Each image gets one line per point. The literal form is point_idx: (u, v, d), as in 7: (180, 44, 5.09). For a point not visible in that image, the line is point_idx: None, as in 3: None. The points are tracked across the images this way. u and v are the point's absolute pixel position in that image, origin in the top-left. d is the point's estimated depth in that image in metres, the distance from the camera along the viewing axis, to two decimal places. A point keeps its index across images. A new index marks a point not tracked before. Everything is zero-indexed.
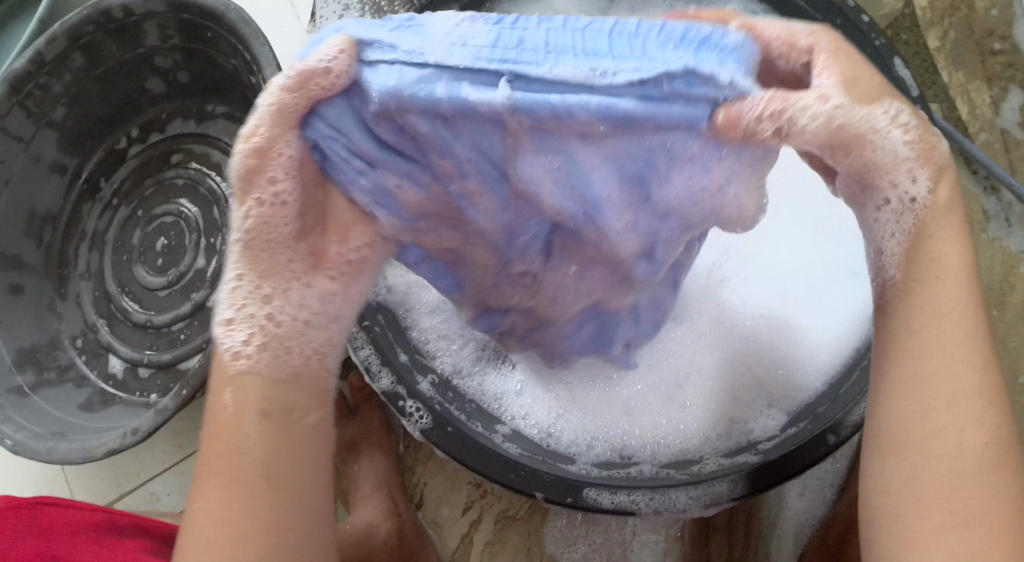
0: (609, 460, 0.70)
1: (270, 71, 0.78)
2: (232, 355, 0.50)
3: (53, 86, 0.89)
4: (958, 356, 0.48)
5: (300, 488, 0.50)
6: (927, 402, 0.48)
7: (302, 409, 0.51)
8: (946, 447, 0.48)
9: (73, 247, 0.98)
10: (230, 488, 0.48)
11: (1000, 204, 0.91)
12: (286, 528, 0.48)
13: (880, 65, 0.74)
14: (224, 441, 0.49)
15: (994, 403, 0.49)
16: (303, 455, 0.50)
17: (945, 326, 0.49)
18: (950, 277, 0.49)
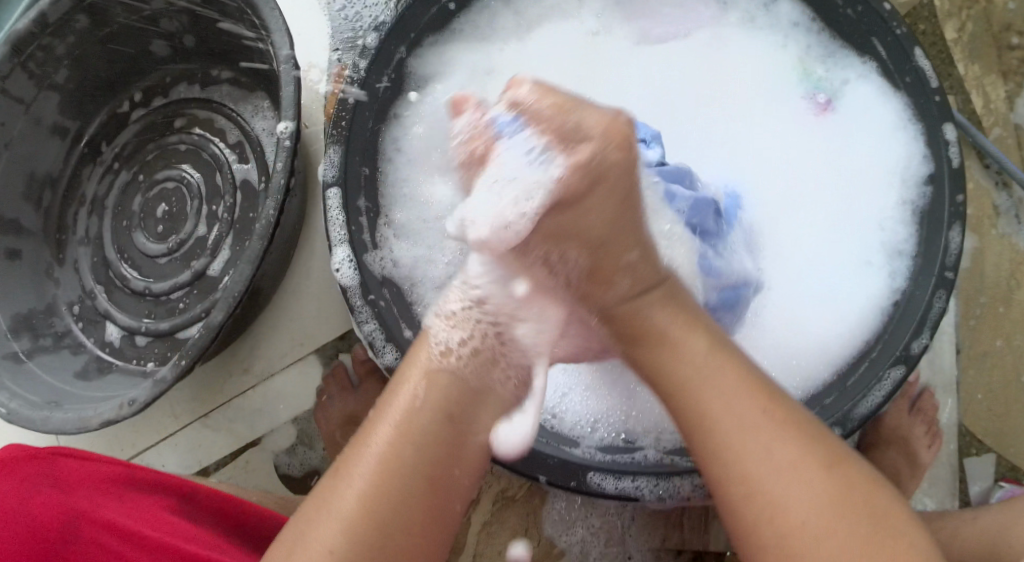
0: (614, 444, 0.70)
1: (279, 36, 0.76)
2: (443, 352, 0.58)
3: (56, 48, 0.87)
4: (739, 427, 0.52)
5: (451, 494, 0.56)
6: (738, 488, 0.52)
7: (481, 430, 0.58)
8: (769, 521, 0.50)
9: (73, 212, 0.97)
10: (393, 471, 0.54)
11: (1011, 199, 0.90)
12: (425, 529, 0.54)
13: (900, 55, 0.73)
14: (406, 426, 0.55)
15: (789, 428, 0.53)
16: (464, 467, 0.56)
17: (713, 411, 0.53)
18: (699, 372, 0.55)
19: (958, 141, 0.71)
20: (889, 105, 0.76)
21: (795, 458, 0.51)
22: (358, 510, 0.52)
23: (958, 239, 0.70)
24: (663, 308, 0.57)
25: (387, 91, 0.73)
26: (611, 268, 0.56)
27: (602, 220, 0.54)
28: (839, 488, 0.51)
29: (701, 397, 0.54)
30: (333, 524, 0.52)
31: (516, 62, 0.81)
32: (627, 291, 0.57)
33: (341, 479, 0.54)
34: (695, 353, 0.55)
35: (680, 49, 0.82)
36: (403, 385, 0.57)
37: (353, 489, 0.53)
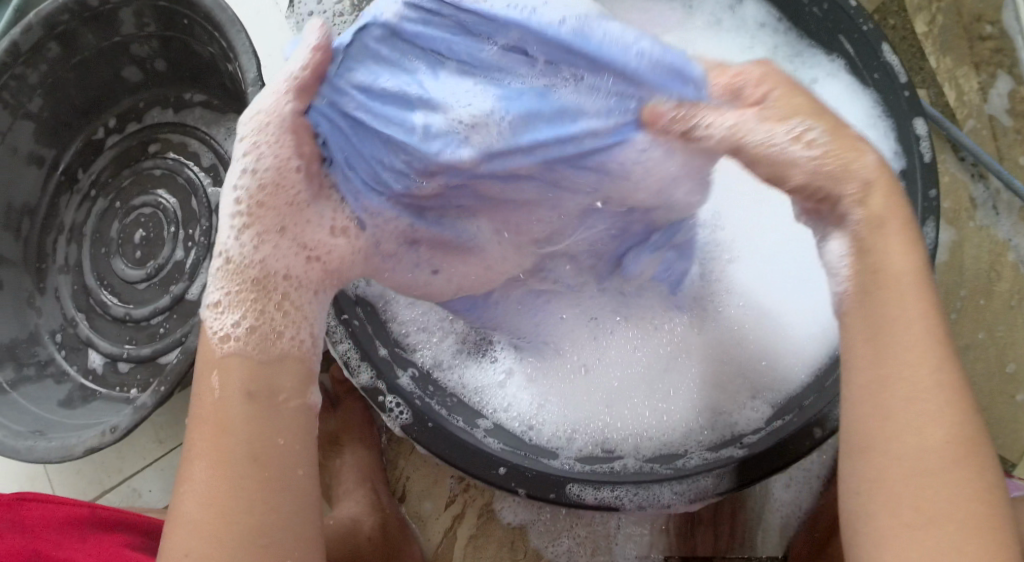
0: (591, 455, 0.69)
1: (245, 58, 0.77)
2: (221, 337, 0.54)
3: (29, 76, 0.87)
4: (917, 343, 0.49)
5: (288, 466, 0.52)
6: (890, 400, 0.49)
7: (287, 392, 0.54)
8: (906, 438, 0.48)
9: (52, 239, 0.97)
10: (222, 463, 0.51)
11: (988, 191, 0.90)
12: (273, 508, 0.51)
13: (867, 51, 0.73)
14: (212, 420, 0.52)
15: (956, 386, 0.49)
16: (287, 432, 0.53)
17: (901, 313, 0.50)
18: (905, 277, 0.50)
19: (929, 135, 0.71)
20: (859, 103, 0.76)
21: (951, 398, 0.49)
22: (205, 515, 0.50)
23: (933, 233, 0.70)
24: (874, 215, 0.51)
25: None
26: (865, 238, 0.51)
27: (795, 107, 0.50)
28: (979, 444, 0.49)
29: (889, 302, 0.50)
30: (185, 531, 0.50)
31: None
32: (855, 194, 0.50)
33: (181, 489, 0.52)
34: (898, 257, 0.51)
35: None
36: (203, 384, 0.54)
37: (194, 493, 0.51)
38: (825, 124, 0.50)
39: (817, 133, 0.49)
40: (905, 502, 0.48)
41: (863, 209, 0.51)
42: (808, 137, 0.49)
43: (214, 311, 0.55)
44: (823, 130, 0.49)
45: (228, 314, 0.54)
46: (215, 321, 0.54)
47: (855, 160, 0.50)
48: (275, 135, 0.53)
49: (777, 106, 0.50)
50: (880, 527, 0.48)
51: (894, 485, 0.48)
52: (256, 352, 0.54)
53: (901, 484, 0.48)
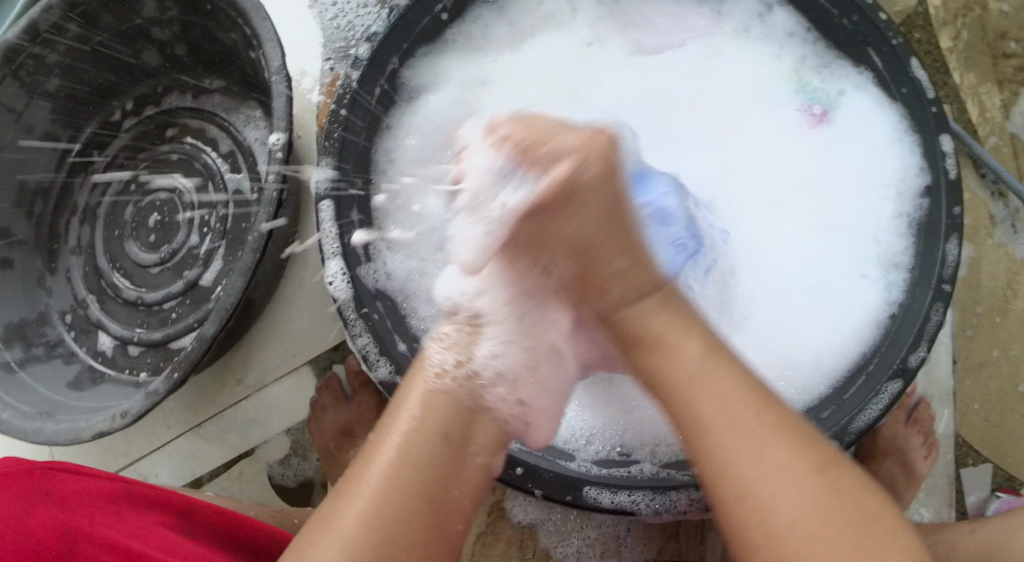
0: (608, 458, 0.69)
1: (270, 46, 0.76)
2: (438, 373, 0.59)
3: (48, 56, 0.86)
4: (728, 417, 0.54)
5: (452, 515, 0.56)
6: (738, 495, 0.53)
7: (478, 447, 0.59)
8: (778, 502, 0.52)
9: (64, 220, 0.96)
10: (396, 492, 0.55)
11: (1007, 209, 0.90)
12: (424, 548, 0.55)
13: (896, 66, 0.73)
14: (405, 449, 0.56)
15: (786, 431, 0.54)
16: (460, 485, 0.57)
17: (707, 394, 0.55)
18: (693, 377, 0.56)
19: (955, 152, 0.71)
20: (885, 118, 0.76)
21: (791, 462, 0.53)
22: (360, 537, 0.53)
23: (956, 250, 0.70)
24: (657, 313, 0.58)
25: (379, 101, 0.73)
26: (601, 273, 0.58)
27: (580, 221, 0.56)
28: (836, 474, 0.53)
29: (699, 401, 0.55)
30: (335, 544, 0.53)
31: (509, 74, 0.81)
32: (624, 292, 0.59)
33: (341, 501, 0.55)
34: (690, 355, 0.57)
35: (673, 56, 0.82)
36: (400, 410, 0.58)
37: (355, 507, 0.54)
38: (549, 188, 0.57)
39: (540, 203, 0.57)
40: None
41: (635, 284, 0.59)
42: (553, 264, 0.59)
43: (437, 344, 0.61)
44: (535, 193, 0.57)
45: (447, 354, 0.60)
46: (435, 353, 0.60)
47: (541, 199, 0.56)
48: None
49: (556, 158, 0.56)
50: None
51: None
52: (465, 398, 0.59)
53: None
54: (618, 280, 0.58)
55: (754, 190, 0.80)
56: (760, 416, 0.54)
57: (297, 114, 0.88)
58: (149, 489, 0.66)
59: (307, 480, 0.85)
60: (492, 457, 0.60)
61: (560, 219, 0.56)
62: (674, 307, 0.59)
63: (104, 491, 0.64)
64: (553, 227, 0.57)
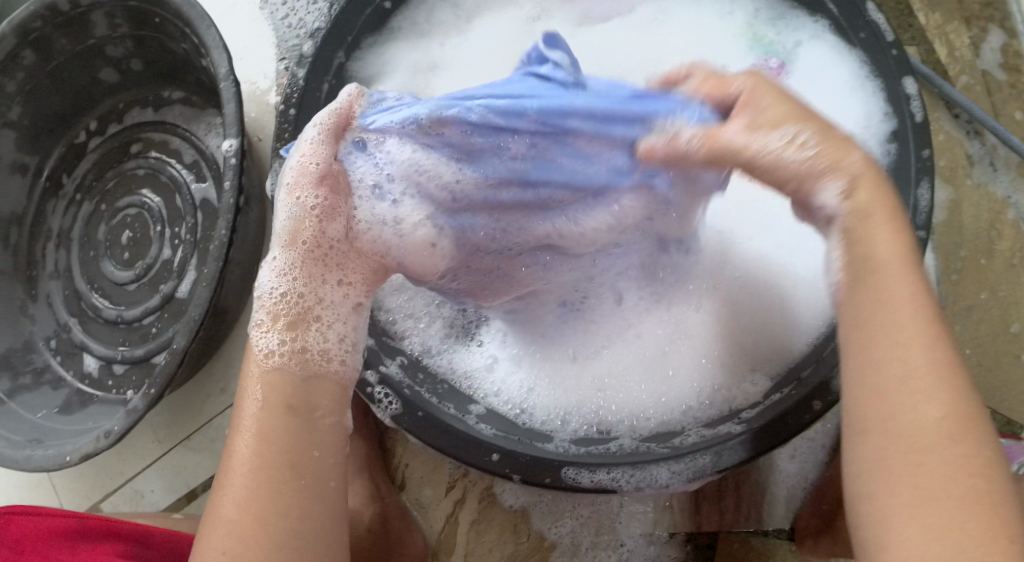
0: (587, 436, 0.68)
1: (216, 53, 0.76)
2: (263, 353, 0.55)
3: (6, 86, 0.86)
4: (902, 317, 0.52)
5: (321, 477, 0.54)
6: (874, 377, 0.52)
7: (325, 408, 0.55)
8: (909, 411, 0.50)
9: (40, 246, 0.96)
10: (264, 470, 0.52)
11: (984, 148, 0.88)
12: (305, 514, 0.52)
13: (852, 11, 0.72)
14: (256, 428, 0.53)
15: (951, 375, 0.51)
16: (319, 444, 0.54)
17: (888, 294, 0.53)
18: (892, 264, 0.53)
19: (920, 93, 0.69)
20: (846, 61, 0.75)
21: (945, 399, 0.50)
22: (242, 520, 0.51)
23: (929, 194, 0.67)
24: (874, 190, 0.54)
25: (329, 96, 0.73)
26: (839, 141, 0.54)
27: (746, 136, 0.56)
28: (976, 416, 0.51)
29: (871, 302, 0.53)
30: (221, 531, 0.52)
31: (458, 58, 0.80)
32: (862, 158, 0.54)
33: (220, 490, 0.53)
34: (887, 245, 0.54)
35: (621, 24, 0.81)
36: (244, 396, 0.54)
37: (231, 498, 0.52)
38: (813, 127, 0.54)
39: (807, 135, 0.54)
40: (904, 480, 0.49)
41: (847, 201, 0.54)
42: (799, 140, 0.54)
43: (258, 329, 0.56)
44: (812, 133, 0.54)
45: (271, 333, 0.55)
46: (260, 337, 0.55)
47: (837, 161, 0.54)
48: (322, 149, 0.58)
49: (767, 114, 0.55)
50: (888, 507, 0.49)
51: (888, 456, 0.50)
52: (296, 369, 0.55)
53: (892, 448, 0.50)
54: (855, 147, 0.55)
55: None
56: (935, 329, 0.52)
57: (254, 119, 0.88)
58: (102, 521, 0.66)
59: None
60: (341, 415, 0.56)
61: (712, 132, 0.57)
62: (885, 186, 0.55)
63: (59, 528, 0.65)
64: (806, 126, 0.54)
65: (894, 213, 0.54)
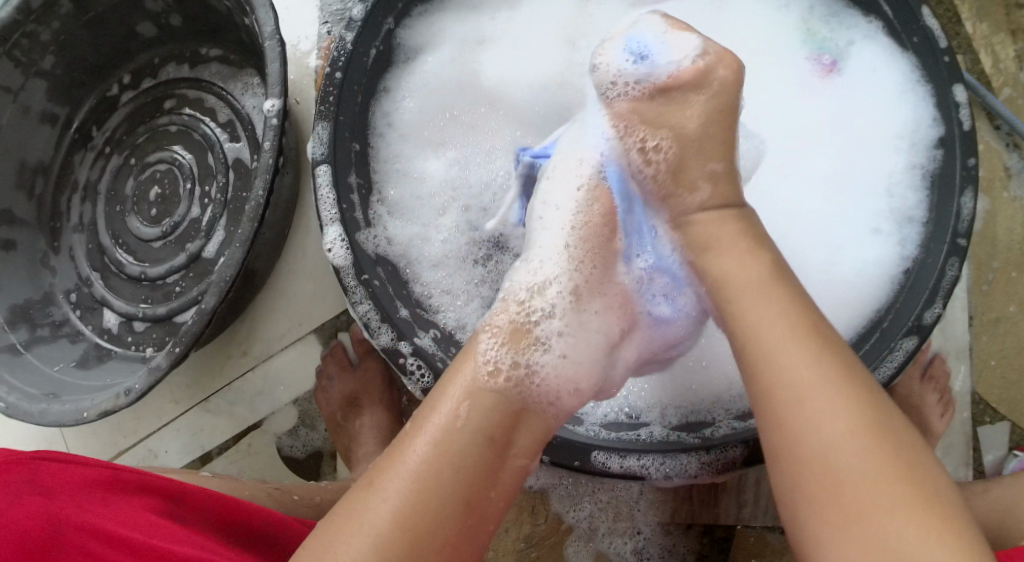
0: (616, 421, 0.68)
1: (263, 11, 0.75)
2: (491, 371, 0.57)
3: (42, 34, 0.85)
4: (767, 330, 0.53)
5: (485, 517, 0.54)
6: (771, 368, 0.52)
7: (519, 450, 0.56)
8: (813, 430, 0.50)
9: (65, 198, 0.96)
10: (434, 491, 0.52)
11: (1022, 161, 0.88)
12: (457, 547, 0.52)
13: (906, 15, 0.71)
14: (445, 445, 0.53)
15: (842, 383, 0.51)
16: (498, 486, 0.55)
17: (759, 313, 0.54)
18: (759, 289, 0.55)
19: (969, 102, 0.69)
20: (896, 63, 0.74)
21: (846, 413, 0.50)
22: (394, 534, 0.51)
23: (971, 203, 0.68)
24: (733, 254, 0.58)
25: (376, 62, 0.72)
26: (690, 173, 0.62)
27: (696, 123, 0.62)
28: (885, 425, 0.50)
29: (784, 347, 0.52)
30: (367, 534, 0.51)
31: (508, 33, 0.80)
32: (705, 198, 0.61)
33: (375, 491, 0.53)
34: (748, 273, 0.56)
35: (676, 9, 0.81)
36: (445, 404, 0.56)
37: (392, 502, 0.52)
38: (722, 160, 0.62)
39: (662, 144, 0.63)
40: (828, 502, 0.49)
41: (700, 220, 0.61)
42: (655, 155, 0.64)
43: (490, 339, 0.59)
44: (667, 140, 0.63)
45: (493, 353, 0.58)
46: (488, 350, 0.58)
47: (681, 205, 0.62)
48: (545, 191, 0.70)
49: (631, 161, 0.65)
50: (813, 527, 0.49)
51: (806, 478, 0.50)
52: (513, 395, 0.57)
53: (811, 472, 0.50)
54: (706, 183, 0.61)
55: (773, 157, 0.78)
56: (815, 342, 0.52)
57: (293, 82, 0.88)
58: (140, 476, 0.66)
59: (316, 451, 0.85)
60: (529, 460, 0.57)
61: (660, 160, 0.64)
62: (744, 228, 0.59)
63: (95, 480, 0.64)
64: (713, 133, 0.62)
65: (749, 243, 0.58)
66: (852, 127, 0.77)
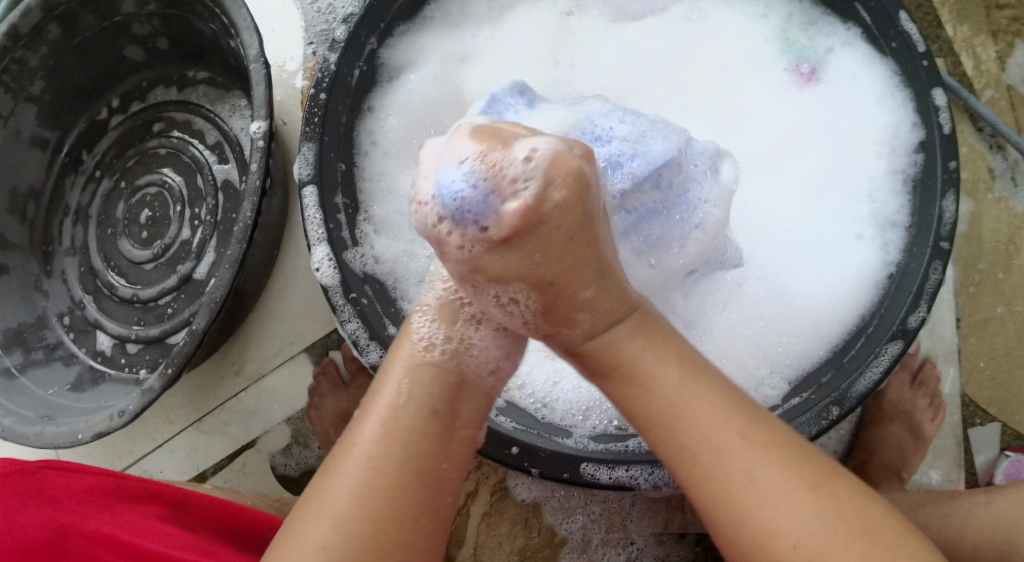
0: (605, 432, 0.68)
1: (247, 34, 0.75)
2: (427, 345, 0.57)
3: (30, 59, 0.86)
4: (711, 450, 0.51)
5: (439, 488, 0.54)
6: (713, 489, 0.51)
7: (464, 420, 0.57)
8: (768, 541, 0.49)
9: (57, 222, 0.96)
10: (385, 467, 0.52)
11: (1006, 162, 0.88)
12: (417, 523, 0.52)
13: (884, 20, 0.72)
14: (390, 422, 0.53)
15: (787, 487, 0.50)
16: (449, 456, 0.55)
17: (697, 430, 0.51)
18: (681, 404, 0.52)
19: (949, 105, 0.69)
20: (876, 70, 0.74)
21: (798, 512, 0.49)
22: (352, 516, 0.51)
23: (953, 206, 0.68)
24: (633, 340, 0.54)
25: (359, 82, 0.73)
26: (569, 300, 0.53)
27: (551, 259, 0.52)
28: (836, 510, 0.49)
29: (680, 396, 0.52)
30: (325, 519, 0.51)
31: (491, 48, 0.81)
32: (588, 326, 0.54)
33: (330, 475, 0.53)
34: (669, 395, 0.52)
35: (658, 20, 0.82)
36: (387, 385, 0.55)
37: (343, 485, 0.51)
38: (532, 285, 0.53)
39: (512, 294, 0.54)
40: None
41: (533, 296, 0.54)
42: (510, 297, 0.54)
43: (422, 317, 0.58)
44: (520, 291, 0.54)
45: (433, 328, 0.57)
46: (422, 326, 0.57)
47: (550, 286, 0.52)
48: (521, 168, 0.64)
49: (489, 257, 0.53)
50: None
51: None
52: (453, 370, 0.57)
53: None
54: (586, 313, 0.54)
55: (756, 165, 0.78)
56: (748, 434, 0.51)
57: (280, 102, 0.88)
58: (140, 485, 0.66)
59: (310, 470, 0.85)
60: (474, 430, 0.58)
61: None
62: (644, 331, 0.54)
63: (98, 488, 0.64)
64: (529, 265, 0.52)
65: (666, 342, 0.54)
66: (835, 132, 0.77)
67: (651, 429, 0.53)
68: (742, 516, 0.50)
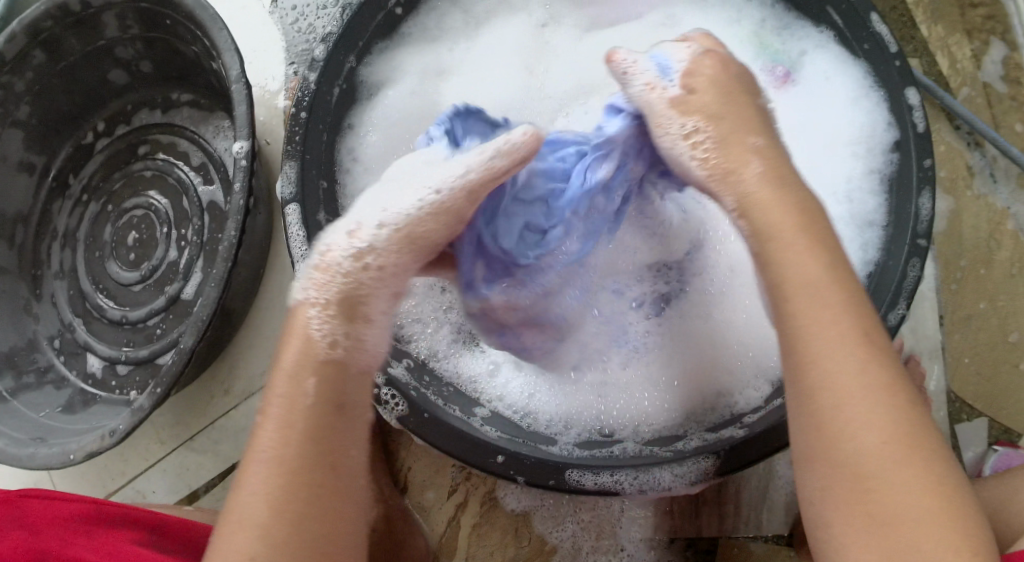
0: (590, 440, 0.69)
1: (228, 55, 0.76)
2: (331, 344, 0.56)
3: (16, 84, 0.87)
4: (828, 341, 0.52)
5: (347, 476, 0.55)
6: (814, 377, 0.52)
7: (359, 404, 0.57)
8: (849, 439, 0.51)
9: (46, 246, 0.97)
10: (290, 470, 0.53)
11: (984, 158, 0.89)
12: (332, 513, 0.54)
13: (856, 22, 0.73)
14: (288, 423, 0.54)
15: (884, 394, 0.51)
16: (347, 444, 0.56)
17: (815, 325, 0.53)
18: (815, 287, 0.53)
19: (923, 104, 0.70)
20: (849, 72, 0.75)
21: (880, 423, 0.51)
22: (269, 524, 0.52)
23: (929, 204, 0.69)
24: (770, 209, 0.56)
25: (339, 100, 0.74)
26: (738, 151, 0.57)
27: (713, 97, 0.60)
28: (917, 437, 0.51)
29: (810, 285, 0.53)
30: (246, 533, 0.52)
31: (468, 62, 0.82)
32: (761, 171, 0.57)
33: (242, 485, 0.54)
34: (803, 271, 0.54)
35: (633, 28, 0.83)
36: (275, 385, 0.55)
37: (257, 496, 0.53)
38: (714, 130, 0.59)
39: (703, 136, 0.59)
40: (855, 508, 0.50)
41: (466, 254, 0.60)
42: (696, 139, 0.59)
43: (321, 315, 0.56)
44: (707, 135, 0.58)
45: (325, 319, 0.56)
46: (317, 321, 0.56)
47: (732, 176, 0.57)
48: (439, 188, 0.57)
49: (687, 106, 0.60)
50: (837, 531, 0.51)
51: (835, 480, 0.51)
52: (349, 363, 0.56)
53: (839, 472, 0.51)
54: (756, 157, 0.57)
55: None
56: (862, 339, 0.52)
57: (263, 122, 0.89)
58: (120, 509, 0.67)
59: None
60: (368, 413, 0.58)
61: (705, 82, 0.60)
62: (789, 199, 0.56)
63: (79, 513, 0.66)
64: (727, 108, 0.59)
65: (803, 221, 0.55)
66: (812, 135, 0.78)
67: (781, 306, 0.54)
68: (837, 405, 0.51)
